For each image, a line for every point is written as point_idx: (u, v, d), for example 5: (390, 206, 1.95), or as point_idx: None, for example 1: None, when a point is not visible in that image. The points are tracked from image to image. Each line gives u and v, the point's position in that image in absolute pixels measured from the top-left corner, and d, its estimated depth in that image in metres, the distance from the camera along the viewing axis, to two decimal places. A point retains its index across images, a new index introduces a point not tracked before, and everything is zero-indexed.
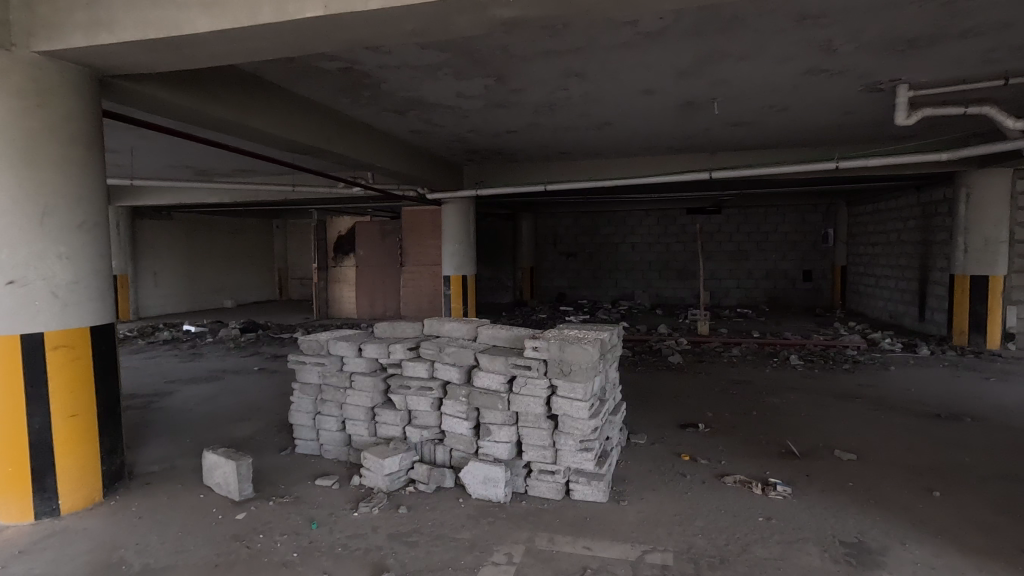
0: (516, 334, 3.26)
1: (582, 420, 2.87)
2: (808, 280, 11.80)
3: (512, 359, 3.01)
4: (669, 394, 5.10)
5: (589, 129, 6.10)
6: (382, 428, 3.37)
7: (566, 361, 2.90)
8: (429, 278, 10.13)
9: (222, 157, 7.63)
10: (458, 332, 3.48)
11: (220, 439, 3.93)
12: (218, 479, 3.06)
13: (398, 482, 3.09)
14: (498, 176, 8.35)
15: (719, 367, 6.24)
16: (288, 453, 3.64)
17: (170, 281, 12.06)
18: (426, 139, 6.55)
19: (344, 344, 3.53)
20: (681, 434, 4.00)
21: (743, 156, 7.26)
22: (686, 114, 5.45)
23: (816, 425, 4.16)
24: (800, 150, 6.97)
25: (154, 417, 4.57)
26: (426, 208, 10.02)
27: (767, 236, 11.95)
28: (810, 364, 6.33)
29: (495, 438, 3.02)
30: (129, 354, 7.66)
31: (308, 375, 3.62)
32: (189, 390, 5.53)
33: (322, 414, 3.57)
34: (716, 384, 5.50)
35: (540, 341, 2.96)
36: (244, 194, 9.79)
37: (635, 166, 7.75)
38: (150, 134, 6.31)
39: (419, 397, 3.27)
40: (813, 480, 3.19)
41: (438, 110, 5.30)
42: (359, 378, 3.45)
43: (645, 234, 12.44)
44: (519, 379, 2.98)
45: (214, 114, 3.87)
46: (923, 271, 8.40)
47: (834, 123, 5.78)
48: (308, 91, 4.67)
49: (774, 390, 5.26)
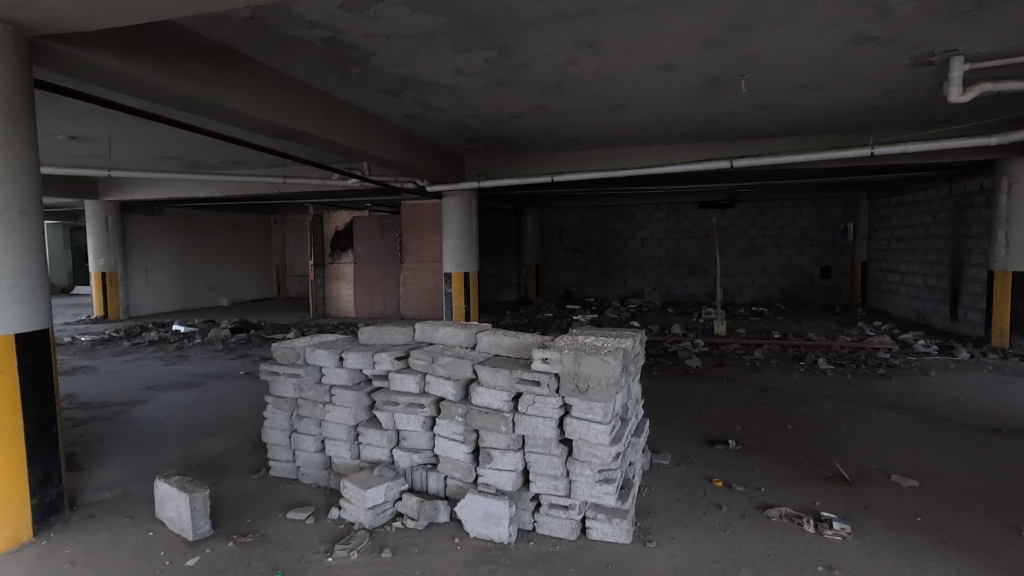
0: (521, 342, 2.75)
1: (601, 447, 2.38)
2: (826, 277, 11.27)
3: (517, 373, 2.52)
4: (691, 404, 4.61)
5: (600, 113, 5.61)
6: (367, 451, 2.91)
7: (582, 376, 2.40)
8: (430, 275, 9.68)
9: (209, 147, 7.17)
10: (455, 339, 2.97)
11: (187, 457, 3.48)
12: (170, 514, 2.59)
13: (383, 517, 2.62)
14: (503, 166, 7.86)
15: (742, 372, 5.73)
16: (260, 477, 3.18)
17: (162, 279, 11.63)
18: (424, 125, 6.08)
19: (323, 352, 3.03)
20: (710, 453, 3.52)
21: (765, 144, 6.76)
22: (711, 94, 4.94)
23: (862, 441, 3.66)
24: (828, 136, 6.46)
25: (121, 430, 4.14)
26: (426, 201, 9.55)
27: (783, 232, 11.40)
28: (841, 368, 5.81)
29: (497, 466, 2.54)
30: (110, 356, 7.24)
31: (282, 389, 3.14)
32: (166, 398, 5.08)
33: (298, 433, 3.10)
34: (741, 392, 5.01)
35: (550, 351, 2.46)
36: (236, 188, 9.35)
37: (648, 156, 7.26)
38: (127, 121, 5.86)
39: (408, 417, 2.79)
40: (874, 515, 2.69)
41: (435, 89, 4.81)
42: (339, 394, 2.97)
43: (655, 229, 11.93)
44: (526, 397, 2.50)
45: (178, 89, 3.43)
46: (957, 267, 7.87)
47: (871, 104, 5.25)
48: (291, 67, 4.20)
49: (806, 399, 4.77)
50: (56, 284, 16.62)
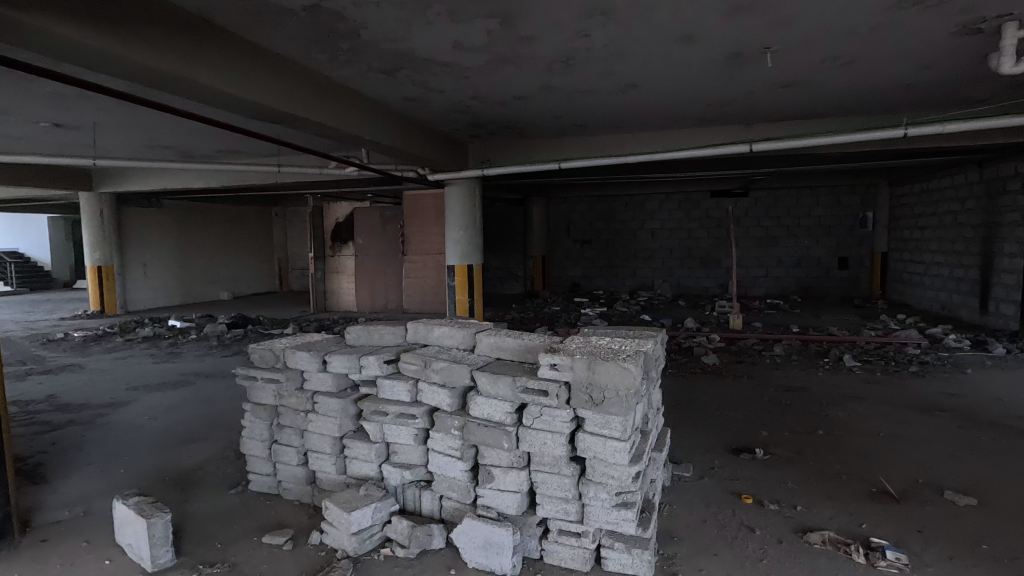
0: (526, 344, 2.40)
1: (619, 467, 2.04)
2: (844, 268, 10.85)
3: (522, 381, 2.17)
4: (710, 406, 4.27)
5: (611, 94, 5.24)
6: (354, 466, 2.60)
7: (597, 385, 2.05)
8: (433, 267, 9.37)
9: (200, 135, 6.85)
10: (451, 340, 2.61)
11: (162, 468, 3.19)
12: (129, 540, 2.29)
13: (369, 544, 2.30)
14: (507, 153, 7.50)
15: (762, 370, 5.38)
16: (238, 492, 2.88)
17: (161, 273, 11.39)
18: (423, 109, 5.73)
19: (304, 355, 2.70)
20: (735, 463, 3.18)
21: (786, 127, 6.35)
22: (731, 70, 4.56)
23: (904, 451, 3.31)
24: (854, 118, 6.04)
25: (97, 436, 3.85)
26: (429, 192, 9.21)
27: (799, 221, 10.96)
28: (868, 366, 5.45)
29: (499, 486, 2.22)
30: (100, 353, 6.97)
31: (261, 395, 2.82)
32: (151, 398, 4.79)
33: (279, 444, 2.79)
34: (764, 392, 4.67)
35: (560, 357, 2.10)
36: (233, 178, 9.04)
37: (660, 141, 6.88)
38: (110, 107, 5.54)
39: (398, 428, 2.46)
40: (931, 541, 2.35)
41: (433, 67, 4.46)
42: (322, 401, 2.65)
43: (666, 219, 11.53)
44: (532, 409, 2.15)
45: (142, 62, 3.13)
46: (988, 257, 7.44)
47: (906, 81, 4.85)
48: (274, 42, 3.87)
49: (835, 400, 4.41)
50: (57, 277, 16.44)
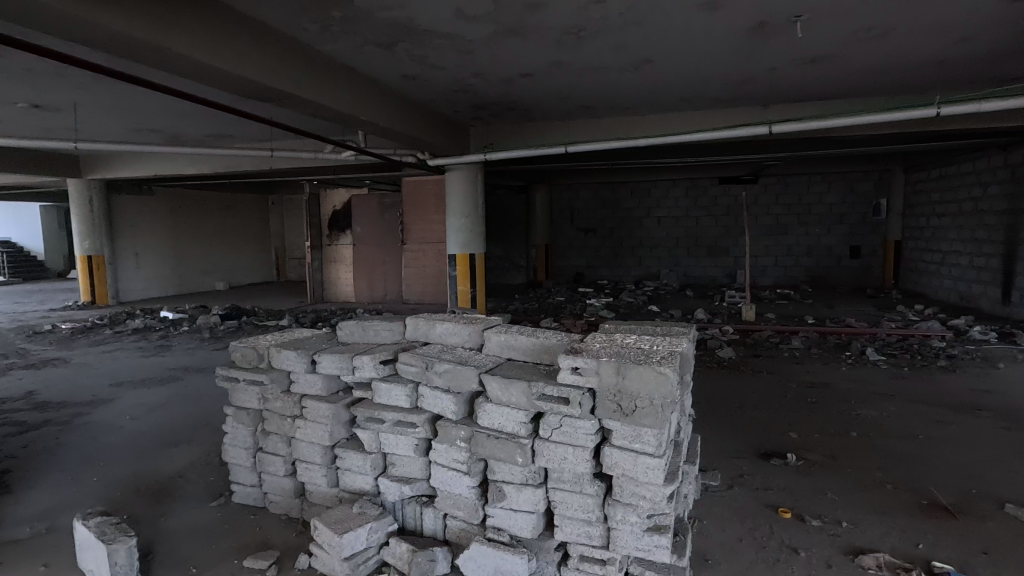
0: (541, 343, 2.10)
1: (652, 486, 1.75)
2: (856, 257, 10.54)
3: (538, 387, 1.88)
4: (731, 404, 3.98)
5: (623, 70, 4.91)
6: (347, 478, 2.32)
7: (627, 393, 1.75)
8: (433, 257, 9.07)
9: (189, 117, 6.52)
10: (456, 338, 2.31)
11: (139, 476, 2.92)
12: (90, 566, 2.01)
13: (364, 570, 2.02)
14: (511, 137, 7.16)
15: (782, 364, 5.10)
16: (220, 505, 2.59)
17: (153, 262, 11.09)
18: (422, 88, 5.40)
19: (291, 354, 2.40)
20: (767, 471, 2.90)
21: (805, 108, 6.02)
22: (755, 43, 4.22)
23: (949, 457, 3.03)
24: (878, 97, 5.69)
25: (73, 437, 3.58)
26: (429, 178, 8.88)
27: (810, 209, 10.62)
28: (894, 360, 5.16)
29: (511, 506, 1.94)
30: (86, 346, 6.68)
31: (242, 398, 2.53)
32: (136, 395, 4.51)
33: (264, 453, 2.51)
34: (786, 389, 4.39)
35: (583, 359, 1.80)
36: (225, 164, 8.71)
37: (672, 123, 6.54)
38: (90, 85, 5.20)
39: (396, 438, 2.17)
40: (1001, 565, 2.08)
41: (433, 40, 4.13)
42: (311, 407, 2.35)
43: (673, 206, 11.20)
44: (550, 419, 1.86)
45: (100, 23, 2.84)
46: (1012, 245, 7.13)
47: (940, 56, 4.51)
48: (259, 8, 3.54)
49: (864, 397, 4.13)
50: (51, 267, 16.14)
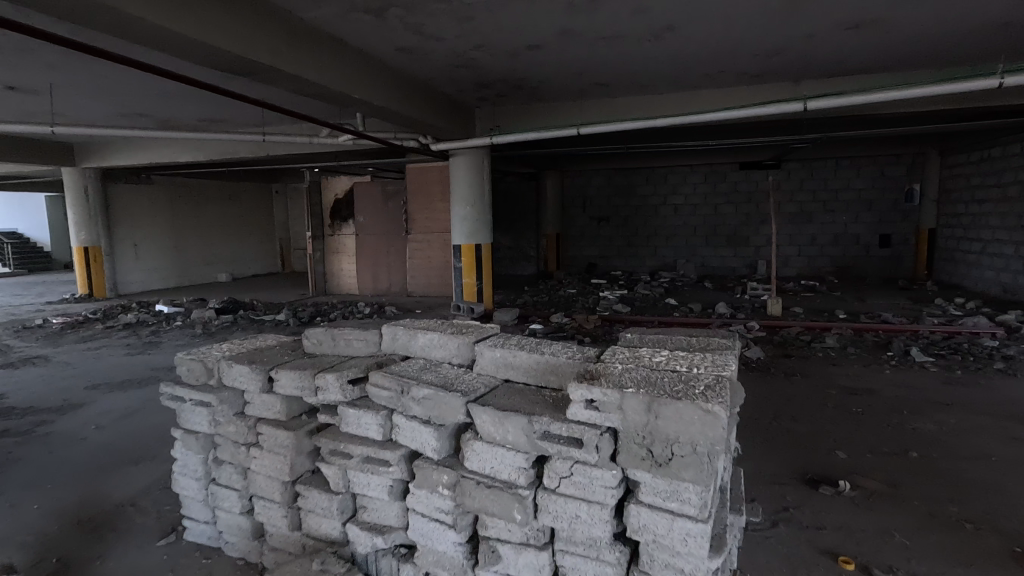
0: (545, 361, 1.66)
1: (696, 560, 1.30)
2: (887, 246, 9.93)
3: (542, 423, 1.43)
4: (765, 416, 3.52)
5: (643, 40, 4.40)
6: (312, 521, 1.90)
7: (661, 434, 1.30)
8: (438, 247, 8.65)
9: (176, 100, 6.11)
10: (443, 353, 1.87)
11: (86, 504, 2.52)
12: None
13: None
14: (519, 119, 6.69)
15: (817, 366, 4.61)
16: (168, 544, 2.19)
17: (152, 254, 10.78)
18: (420, 63, 4.93)
19: (245, 371, 1.99)
20: (816, 502, 2.45)
21: (841, 84, 5.46)
22: (794, 4, 3.71)
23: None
24: (926, 68, 5.10)
25: (26, 451, 3.20)
26: (433, 164, 8.42)
27: (837, 195, 10.01)
28: (943, 362, 4.64)
29: (508, 572, 1.51)
30: (72, 343, 6.35)
31: (191, 421, 2.12)
32: (108, 400, 4.14)
33: (217, 486, 2.10)
34: (825, 395, 3.91)
35: (600, 390, 1.35)
36: (220, 150, 8.30)
37: (693, 102, 6.03)
38: (61, 64, 4.80)
39: (367, 478, 1.75)
40: None
41: (428, 5, 3.67)
42: (267, 434, 1.95)
43: (690, 193, 10.63)
44: (557, 463, 1.42)
45: None
46: None
47: (1008, 16, 3.94)
48: None
49: (916, 406, 3.64)
50: (57, 258, 15.93)
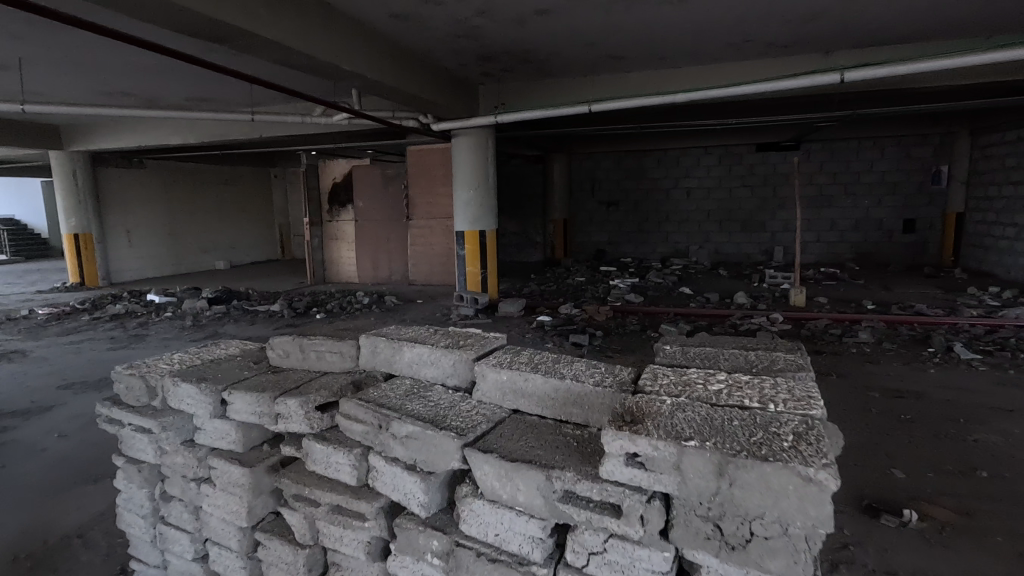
0: (563, 388, 1.29)
1: None
2: (911, 231, 9.44)
3: (563, 479, 1.10)
4: None
5: (664, 2, 3.94)
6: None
7: (734, 503, 0.98)
8: (441, 234, 8.25)
9: (157, 75, 5.68)
10: (434, 371, 1.49)
11: (23, 539, 2.15)
12: None
13: None
14: (524, 97, 6.24)
15: (852, 365, 4.21)
16: None
17: (146, 241, 10.42)
18: (417, 31, 4.48)
19: (192, 391, 1.62)
20: (881, 537, 2.07)
21: (878, 54, 4.98)
22: None
23: None
24: (977, 34, 4.60)
25: None
26: (434, 146, 7.98)
27: (859, 177, 9.51)
28: (992, 360, 4.23)
29: None
30: (54, 336, 5.99)
31: (134, 449, 1.76)
32: (77, 403, 3.77)
33: (165, 527, 1.74)
34: (867, 398, 3.51)
35: (651, 444, 1.01)
36: (211, 131, 7.87)
37: (714, 77, 5.55)
38: (26, 33, 4.37)
39: (338, 532, 1.38)
40: None
41: None
42: (219, 470, 1.58)
43: (704, 175, 10.14)
44: (584, 533, 1.09)
45: None
46: None
47: None
48: None
49: (972, 413, 3.24)
50: (53, 244, 15.60)
